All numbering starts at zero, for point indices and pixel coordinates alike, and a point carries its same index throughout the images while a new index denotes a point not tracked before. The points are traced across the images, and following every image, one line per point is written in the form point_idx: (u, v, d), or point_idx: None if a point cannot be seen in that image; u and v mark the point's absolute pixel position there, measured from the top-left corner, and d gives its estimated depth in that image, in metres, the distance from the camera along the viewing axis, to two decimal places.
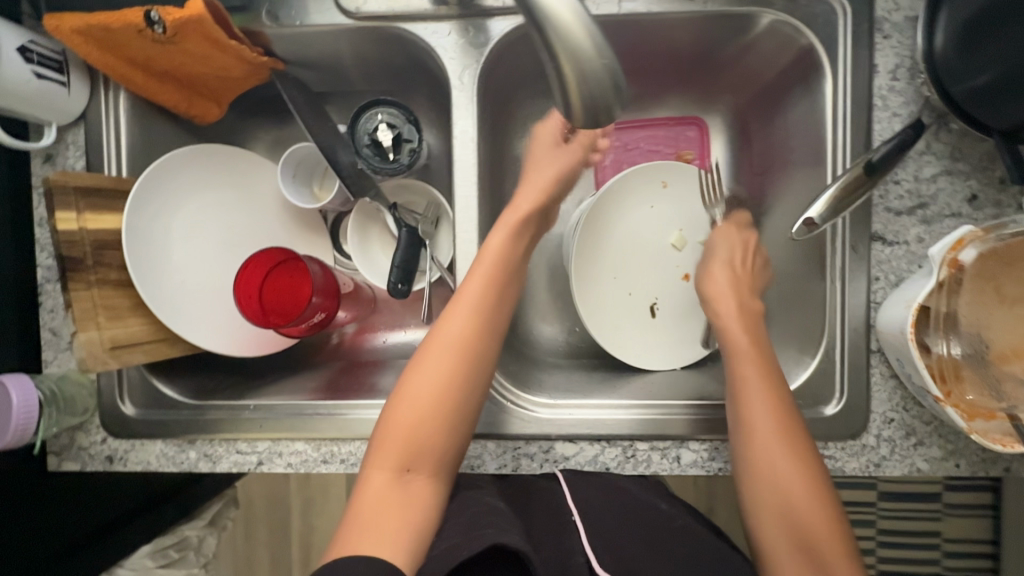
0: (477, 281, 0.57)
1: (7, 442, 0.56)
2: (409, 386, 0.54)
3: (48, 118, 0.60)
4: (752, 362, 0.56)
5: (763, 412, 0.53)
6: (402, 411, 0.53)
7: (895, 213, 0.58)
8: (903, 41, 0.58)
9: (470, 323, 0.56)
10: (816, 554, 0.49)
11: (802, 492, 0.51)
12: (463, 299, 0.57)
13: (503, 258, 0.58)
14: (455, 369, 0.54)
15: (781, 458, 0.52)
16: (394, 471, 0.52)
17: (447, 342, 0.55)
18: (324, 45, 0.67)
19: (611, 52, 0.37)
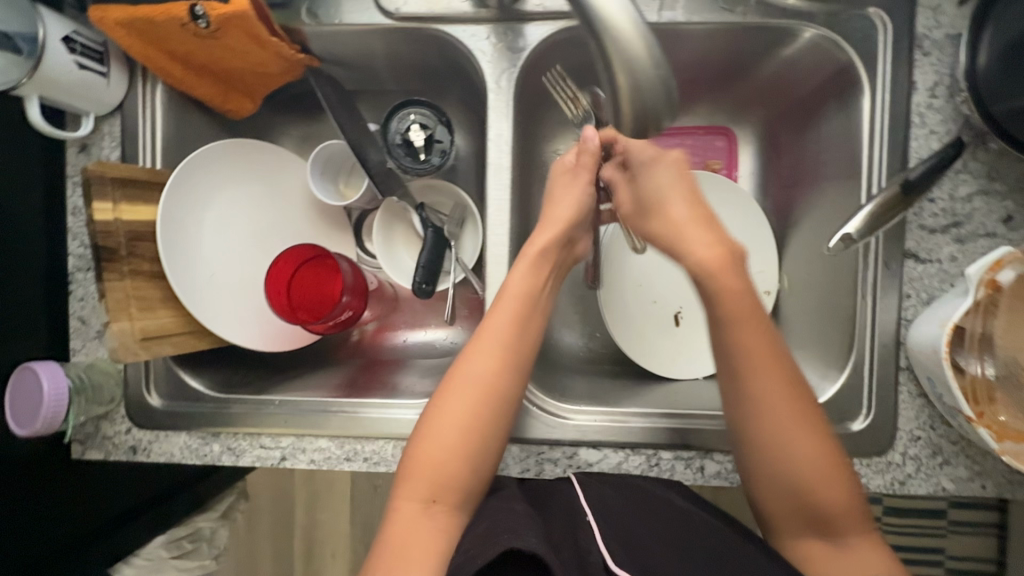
0: (499, 317, 0.56)
1: (36, 429, 0.57)
2: (434, 420, 0.54)
3: (86, 108, 0.61)
4: (762, 356, 0.52)
5: (775, 397, 0.52)
6: (428, 444, 0.53)
7: (928, 231, 0.58)
8: (943, 58, 0.57)
9: (496, 360, 0.55)
10: (832, 530, 0.51)
11: (815, 474, 0.51)
12: (486, 334, 0.56)
13: (526, 294, 0.57)
14: (481, 408, 0.54)
15: (793, 443, 0.51)
16: (422, 501, 0.52)
17: (471, 379, 0.55)
18: (359, 44, 0.67)
19: (667, 64, 0.38)
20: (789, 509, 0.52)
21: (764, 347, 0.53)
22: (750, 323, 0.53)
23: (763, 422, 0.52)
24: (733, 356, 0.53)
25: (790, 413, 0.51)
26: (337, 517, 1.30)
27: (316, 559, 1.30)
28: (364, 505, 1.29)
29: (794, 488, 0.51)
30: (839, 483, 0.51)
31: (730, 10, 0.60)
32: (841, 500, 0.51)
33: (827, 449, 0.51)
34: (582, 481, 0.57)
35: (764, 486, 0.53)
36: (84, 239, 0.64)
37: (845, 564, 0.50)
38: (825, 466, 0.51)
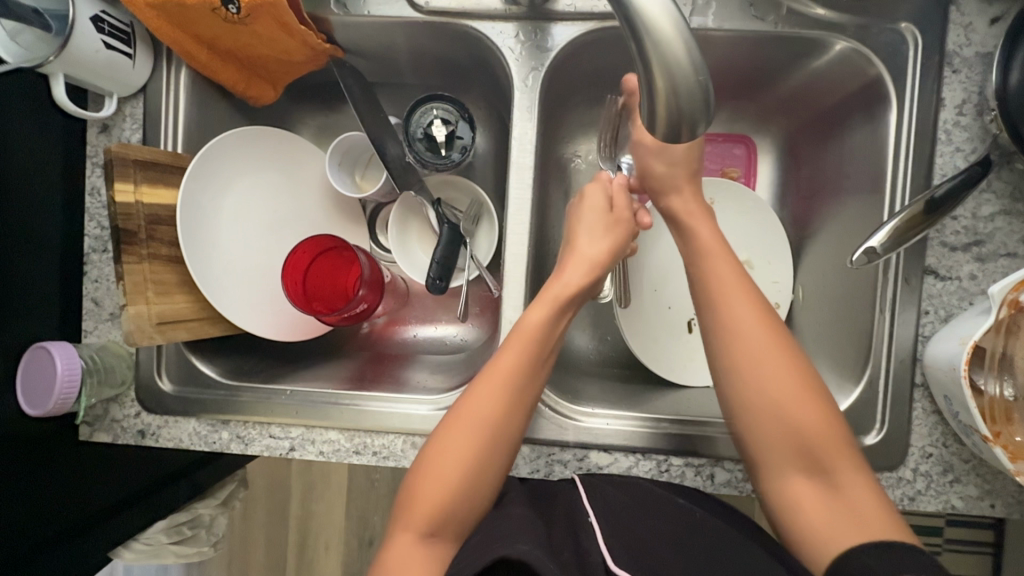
0: (509, 356, 0.55)
1: (47, 410, 0.57)
2: (436, 457, 0.53)
3: (110, 89, 0.60)
4: (731, 278, 0.54)
5: (744, 310, 0.53)
6: (428, 480, 0.52)
7: (950, 248, 0.58)
8: (972, 76, 0.57)
9: (501, 398, 0.54)
10: (819, 466, 0.50)
11: (789, 396, 0.51)
12: (494, 372, 0.54)
13: (537, 334, 0.55)
14: (484, 444, 0.52)
15: (765, 368, 0.51)
16: (420, 533, 0.51)
17: (475, 416, 0.53)
18: (386, 37, 0.67)
19: (707, 69, 0.37)
20: (775, 446, 0.51)
21: (739, 284, 0.54)
22: (723, 260, 0.56)
23: (736, 349, 0.52)
24: (705, 283, 0.55)
25: (766, 343, 0.52)
26: (332, 508, 1.30)
27: (309, 550, 1.30)
28: (360, 497, 1.29)
29: (775, 425, 0.51)
30: (821, 418, 0.50)
31: (761, 18, 0.60)
32: (822, 429, 0.50)
33: (810, 383, 0.51)
34: (585, 484, 0.57)
35: (743, 424, 0.52)
36: (102, 220, 0.64)
37: (834, 500, 0.49)
38: (803, 396, 0.51)
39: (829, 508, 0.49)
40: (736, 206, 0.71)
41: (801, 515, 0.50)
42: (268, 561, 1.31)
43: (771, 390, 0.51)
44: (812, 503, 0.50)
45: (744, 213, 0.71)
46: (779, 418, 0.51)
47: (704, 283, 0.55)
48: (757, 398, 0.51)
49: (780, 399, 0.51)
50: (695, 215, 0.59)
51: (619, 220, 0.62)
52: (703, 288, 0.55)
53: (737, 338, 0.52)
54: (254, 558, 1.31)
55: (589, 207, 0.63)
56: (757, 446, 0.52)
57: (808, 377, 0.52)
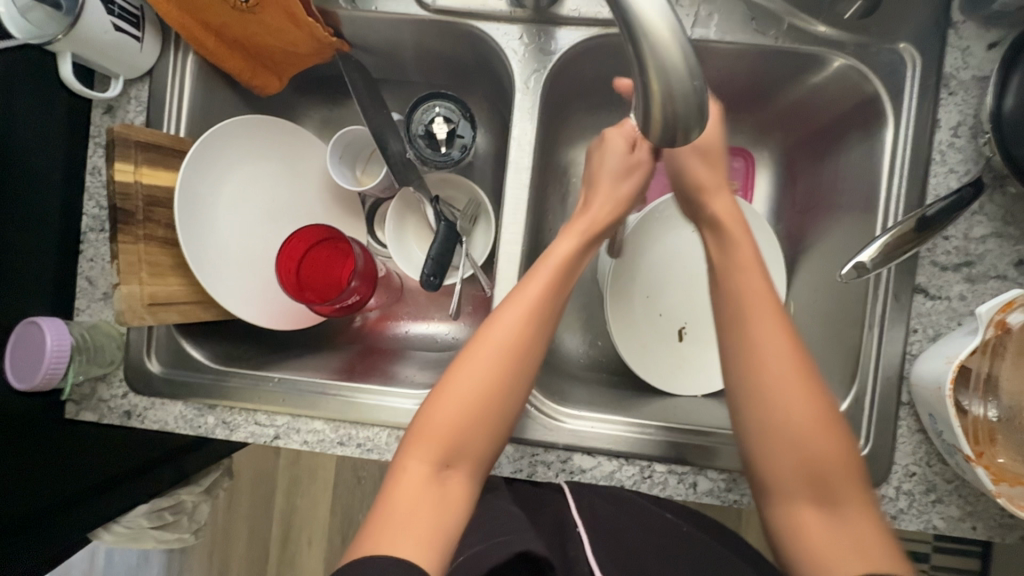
0: (535, 287, 0.55)
1: (35, 384, 0.57)
2: (454, 386, 0.52)
3: (117, 71, 0.61)
4: (758, 297, 0.54)
5: (773, 335, 0.52)
6: (445, 410, 0.51)
7: (940, 268, 0.58)
8: (968, 99, 0.58)
9: (525, 327, 0.53)
10: (829, 496, 0.50)
11: (810, 427, 0.50)
12: (516, 303, 0.54)
13: (563, 268, 0.56)
14: (503, 374, 0.52)
15: (789, 397, 0.51)
16: (434, 465, 0.49)
17: (498, 340, 0.53)
18: (392, 33, 0.68)
19: (702, 74, 0.37)
20: (786, 470, 0.50)
21: (765, 304, 0.54)
22: (752, 278, 0.55)
23: (756, 370, 0.52)
24: (733, 304, 0.55)
25: (780, 367, 0.51)
26: (317, 504, 1.29)
27: (291, 545, 1.29)
28: (345, 494, 1.29)
29: (790, 447, 0.50)
30: (826, 444, 0.50)
31: (762, 32, 0.61)
32: (814, 457, 0.50)
33: (816, 403, 0.51)
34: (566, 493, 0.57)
35: (759, 450, 0.52)
36: (101, 200, 0.64)
37: (839, 528, 0.49)
38: (815, 423, 0.50)
39: (833, 536, 0.48)
40: None
41: (802, 541, 0.49)
42: (249, 554, 1.30)
43: (789, 413, 0.51)
44: (817, 530, 0.49)
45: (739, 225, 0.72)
46: (795, 446, 0.50)
47: (733, 304, 0.55)
48: (775, 424, 0.51)
49: (798, 422, 0.50)
50: (715, 219, 0.60)
51: (639, 166, 0.63)
52: (732, 308, 0.55)
53: (761, 359, 0.52)
54: (235, 550, 1.30)
55: (611, 150, 0.63)
56: (769, 468, 0.51)
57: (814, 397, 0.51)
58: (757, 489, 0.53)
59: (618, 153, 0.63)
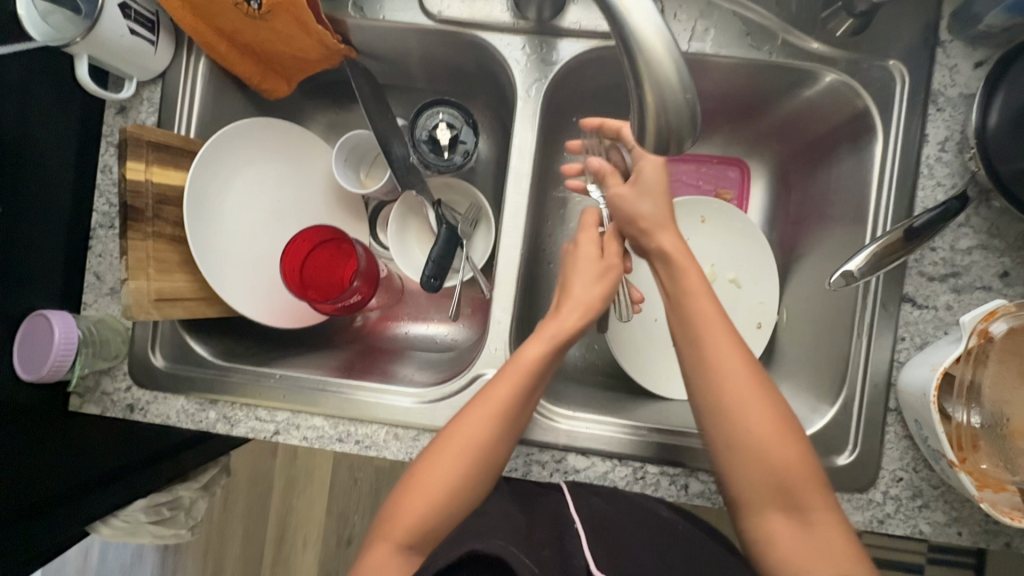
0: (502, 390, 0.56)
1: (44, 375, 0.58)
2: (417, 493, 0.55)
3: (130, 73, 0.63)
4: (709, 315, 0.56)
5: (727, 354, 0.54)
6: (410, 505, 0.54)
7: (927, 278, 0.60)
8: (955, 115, 0.60)
9: (490, 430, 0.55)
10: (795, 504, 0.51)
11: (769, 440, 0.51)
12: (482, 407, 0.55)
13: (535, 367, 0.57)
14: (464, 482, 0.54)
15: (745, 411, 0.52)
16: (398, 553, 0.53)
17: (464, 443, 0.55)
18: (397, 41, 0.70)
19: (694, 87, 0.39)
20: (753, 482, 0.52)
21: (716, 322, 0.55)
22: (702, 301, 0.56)
23: (711, 384, 0.53)
24: (685, 323, 0.57)
25: (744, 386, 0.53)
26: (313, 505, 1.30)
27: (286, 546, 1.30)
28: (341, 496, 1.29)
29: (752, 458, 0.51)
30: (796, 459, 0.51)
31: (757, 48, 0.63)
32: (793, 472, 0.51)
33: (784, 418, 0.52)
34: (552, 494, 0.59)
35: (727, 462, 0.53)
36: (111, 198, 0.66)
37: (811, 539, 0.49)
38: (782, 435, 0.52)
39: (805, 543, 0.49)
40: (725, 228, 0.74)
41: (778, 553, 0.50)
42: (243, 554, 1.30)
43: (749, 426, 0.52)
44: (789, 539, 0.50)
45: (732, 234, 0.74)
46: (759, 458, 0.51)
47: (685, 323, 0.56)
48: (737, 436, 0.52)
49: (760, 444, 0.52)
50: (663, 252, 0.60)
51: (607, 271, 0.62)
52: (685, 328, 0.56)
53: (718, 374, 0.53)
54: (230, 550, 1.31)
55: (582, 258, 0.63)
56: (736, 481, 0.52)
57: (784, 410, 0.53)
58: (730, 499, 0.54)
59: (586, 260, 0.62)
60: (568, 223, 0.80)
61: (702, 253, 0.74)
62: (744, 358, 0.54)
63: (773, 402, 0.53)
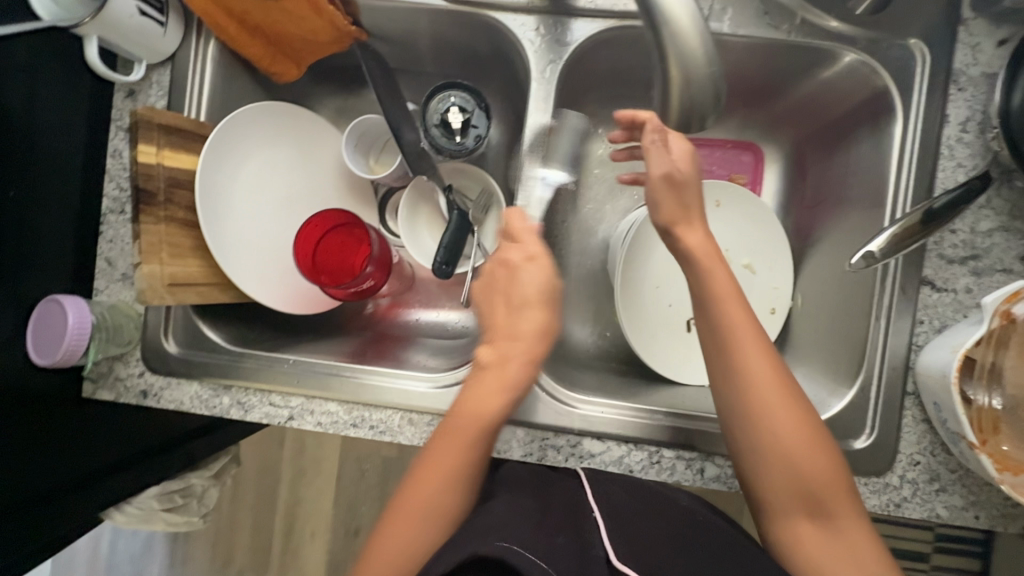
0: (454, 436, 0.53)
1: (57, 360, 0.58)
2: (393, 539, 0.53)
3: (139, 55, 0.62)
4: (742, 326, 0.53)
5: (761, 366, 0.52)
6: (386, 547, 0.53)
7: (947, 261, 0.59)
8: (977, 95, 0.59)
9: (450, 474, 0.53)
10: (822, 510, 0.51)
11: (800, 451, 0.51)
12: (439, 453, 0.54)
13: (484, 412, 0.53)
14: (449, 519, 0.53)
15: (777, 424, 0.51)
16: None
17: (424, 487, 0.53)
18: (409, 23, 0.69)
19: (719, 62, 0.39)
20: (782, 488, 0.51)
21: (748, 333, 0.52)
22: (735, 310, 0.53)
23: (743, 395, 0.52)
24: (717, 331, 0.53)
25: (777, 396, 0.51)
26: (321, 495, 1.30)
27: (294, 535, 1.30)
28: (349, 486, 1.30)
29: (783, 469, 0.51)
30: (824, 468, 0.51)
31: (775, 27, 0.62)
32: (822, 478, 0.51)
33: (812, 426, 0.51)
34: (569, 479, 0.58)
35: (756, 470, 0.52)
36: (122, 182, 0.66)
37: (834, 543, 0.50)
38: (812, 447, 0.51)
39: (829, 549, 0.50)
40: (741, 212, 0.73)
41: (802, 554, 0.51)
42: (252, 544, 1.31)
43: (780, 438, 0.51)
44: (813, 542, 0.51)
45: (747, 218, 0.73)
46: (790, 467, 0.51)
47: (715, 331, 0.53)
48: (768, 448, 0.51)
49: (793, 455, 0.51)
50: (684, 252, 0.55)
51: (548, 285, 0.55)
52: (714, 335, 0.53)
53: (752, 386, 0.51)
54: (239, 540, 1.31)
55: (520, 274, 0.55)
56: (765, 488, 0.52)
57: (811, 415, 0.52)
58: (755, 501, 0.54)
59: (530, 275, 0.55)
60: (580, 208, 0.79)
61: (717, 237, 0.73)
62: (774, 371, 0.52)
63: (802, 412, 0.51)
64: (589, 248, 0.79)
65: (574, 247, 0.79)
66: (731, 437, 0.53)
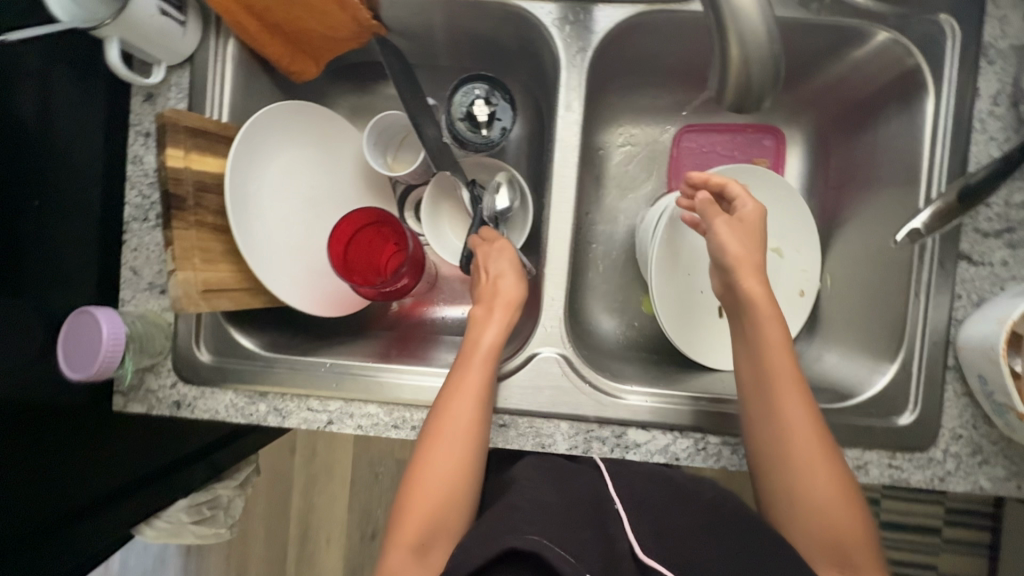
0: (473, 377, 0.58)
1: (90, 376, 0.56)
2: (409, 514, 0.54)
3: (159, 56, 0.61)
4: (785, 375, 0.53)
5: (799, 412, 0.52)
6: (423, 495, 0.54)
7: (982, 235, 0.60)
8: (1006, 68, 0.60)
9: (474, 417, 0.57)
10: (849, 562, 0.50)
11: (832, 501, 0.50)
12: (461, 396, 0.57)
13: (492, 347, 0.60)
14: (476, 462, 0.56)
15: (810, 473, 0.51)
16: (413, 549, 0.52)
17: (454, 431, 0.56)
18: (432, 15, 0.68)
19: (780, 39, 0.39)
20: (811, 541, 0.50)
21: (790, 382, 0.53)
22: (781, 358, 0.54)
23: (779, 442, 0.53)
24: (760, 379, 0.55)
25: (812, 445, 0.52)
26: (337, 501, 1.29)
27: (312, 542, 1.29)
28: (365, 491, 1.29)
29: (808, 517, 0.51)
30: (852, 518, 0.50)
31: (805, 6, 0.62)
32: (851, 529, 0.50)
33: (841, 474, 0.51)
34: (612, 473, 0.58)
35: (784, 518, 0.52)
36: (143, 189, 0.63)
37: None
38: (841, 495, 0.51)
39: None
40: (769, 192, 0.70)
41: None
42: (268, 553, 1.29)
43: (811, 489, 0.51)
44: None
45: (777, 201, 0.70)
46: (821, 518, 0.50)
47: (759, 378, 0.55)
48: (802, 496, 0.51)
49: (824, 504, 0.50)
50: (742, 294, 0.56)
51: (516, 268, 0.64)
52: (757, 382, 0.55)
53: (787, 433, 0.52)
54: (255, 550, 1.30)
55: (497, 253, 0.64)
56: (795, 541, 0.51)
57: (841, 467, 0.52)
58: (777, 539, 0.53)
59: (504, 251, 0.64)
60: (604, 198, 0.79)
61: None
62: (813, 418, 0.52)
63: (831, 458, 0.52)
64: (613, 238, 0.79)
65: (600, 238, 0.78)
66: (762, 481, 0.54)
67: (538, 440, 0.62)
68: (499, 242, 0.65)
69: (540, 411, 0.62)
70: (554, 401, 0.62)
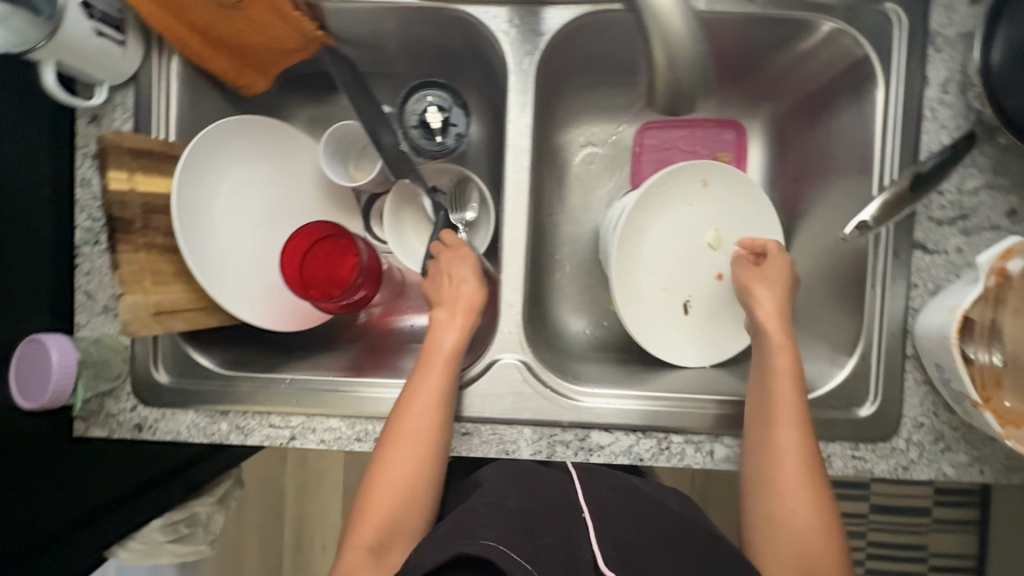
0: (434, 379, 0.58)
1: (43, 403, 0.55)
2: (366, 514, 0.54)
3: (100, 77, 0.60)
4: (784, 401, 0.54)
5: (791, 438, 0.53)
6: (380, 498, 0.54)
7: (937, 223, 0.60)
8: (954, 55, 0.60)
9: (435, 421, 0.56)
10: None
11: (811, 526, 0.51)
12: (421, 397, 0.57)
13: (454, 350, 0.59)
14: (436, 463, 0.56)
15: (792, 497, 0.51)
16: (370, 550, 0.52)
17: (414, 433, 0.56)
18: (381, 22, 0.67)
19: None
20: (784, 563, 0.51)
21: (789, 410, 0.54)
22: (782, 385, 0.55)
23: (768, 465, 0.53)
24: (762, 405, 0.56)
25: (801, 471, 0.52)
26: (327, 508, 1.29)
27: (304, 552, 1.29)
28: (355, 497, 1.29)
29: (784, 541, 0.51)
30: (826, 543, 0.50)
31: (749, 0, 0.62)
32: (826, 556, 0.50)
33: (823, 500, 0.52)
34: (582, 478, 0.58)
35: (762, 540, 0.52)
36: (93, 212, 0.64)
37: None
38: (818, 519, 0.51)
39: None
40: (728, 186, 0.70)
41: None
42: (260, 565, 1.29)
43: (791, 512, 0.51)
44: None
45: (735, 195, 0.70)
46: (796, 542, 0.50)
47: (761, 403, 0.56)
48: (782, 518, 0.51)
49: (803, 528, 0.51)
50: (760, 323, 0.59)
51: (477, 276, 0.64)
52: (759, 406, 0.56)
53: (778, 458, 0.53)
54: None
55: (460, 262, 0.65)
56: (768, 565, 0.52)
57: (825, 496, 0.52)
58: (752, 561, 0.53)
59: (465, 259, 0.65)
60: (567, 199, 0.78)
61: (705, 218, 0.71)
62: (806, 445, 0.53)
63: (817, 485, 0.52)
64: (578, 239, 0.78)
65: (564, 239, 0.78)
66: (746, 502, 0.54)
67: (502, 446, 0.62)
68: (460, 248, 0.66)
69: (503, 418, 0.62)
70: (516, 407, 0.62)
